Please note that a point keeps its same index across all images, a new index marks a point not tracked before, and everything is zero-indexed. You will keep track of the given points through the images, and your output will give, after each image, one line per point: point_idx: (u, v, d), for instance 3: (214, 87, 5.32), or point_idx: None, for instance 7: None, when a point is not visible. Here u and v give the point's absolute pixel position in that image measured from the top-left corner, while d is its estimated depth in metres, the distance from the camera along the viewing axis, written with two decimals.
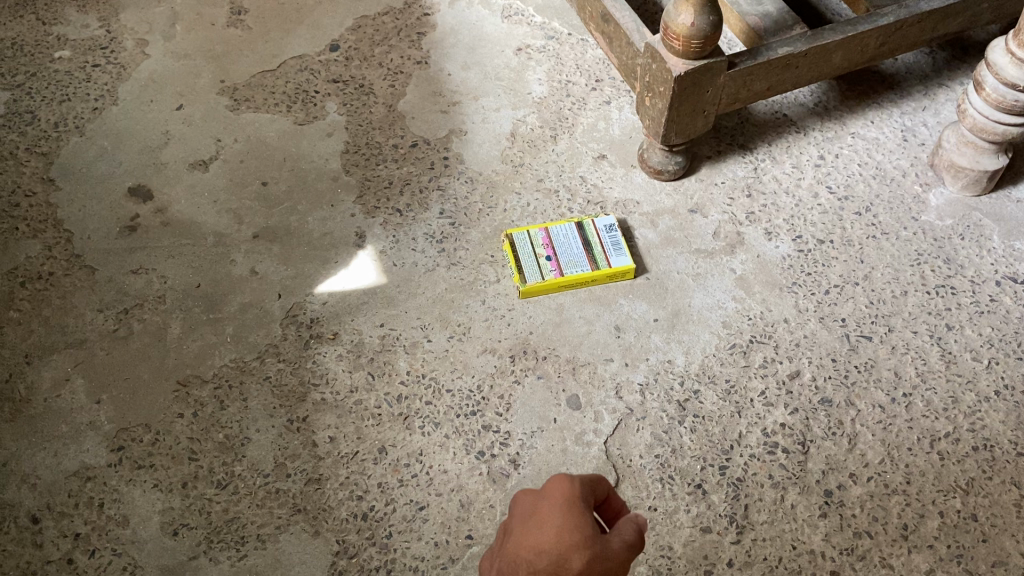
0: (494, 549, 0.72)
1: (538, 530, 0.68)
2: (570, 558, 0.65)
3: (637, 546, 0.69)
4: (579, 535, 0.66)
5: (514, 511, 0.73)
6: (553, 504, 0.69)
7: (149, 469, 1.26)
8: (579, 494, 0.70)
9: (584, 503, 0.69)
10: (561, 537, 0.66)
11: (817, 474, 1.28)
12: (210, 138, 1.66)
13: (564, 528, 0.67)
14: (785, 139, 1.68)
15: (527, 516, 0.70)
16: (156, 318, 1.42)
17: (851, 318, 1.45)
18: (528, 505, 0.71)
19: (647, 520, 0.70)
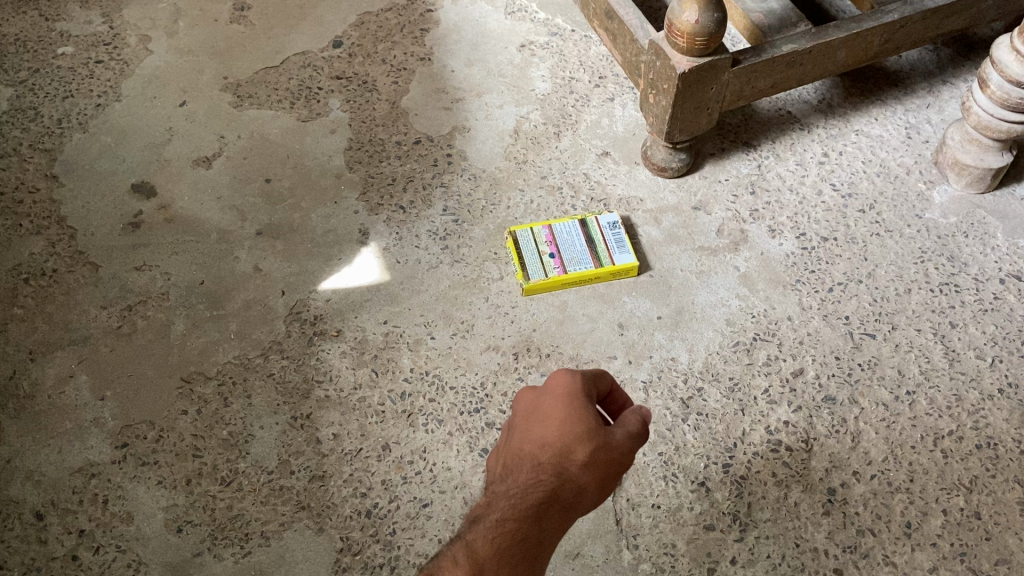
0: (507, 432, 0.89)
1: (545, 423, 0.86)
2: (574, 449, 0.83)
3: (632, 436, 0.87)
4: (579, 428, 0.84)
5: (523, 401, 0.90)
6: (556, 397, 0.87)
7: (153, 466, 1.27)
8: (580, 390, 0.87)
9: (582, 396, 0.87)
10: (567, 427, 0.84)
11: (820, 472, 1.29)
12: (213, 135, 1.66)
13: (567, 421, 0.84)
14: (789, 136, 1.67)
15: (533, 409, 0.87)
16: (159, 315, 1.42)
17: (855, 316, 1.45)
18: (536, 400, 0.88)
19: (646, 414, 0.89)
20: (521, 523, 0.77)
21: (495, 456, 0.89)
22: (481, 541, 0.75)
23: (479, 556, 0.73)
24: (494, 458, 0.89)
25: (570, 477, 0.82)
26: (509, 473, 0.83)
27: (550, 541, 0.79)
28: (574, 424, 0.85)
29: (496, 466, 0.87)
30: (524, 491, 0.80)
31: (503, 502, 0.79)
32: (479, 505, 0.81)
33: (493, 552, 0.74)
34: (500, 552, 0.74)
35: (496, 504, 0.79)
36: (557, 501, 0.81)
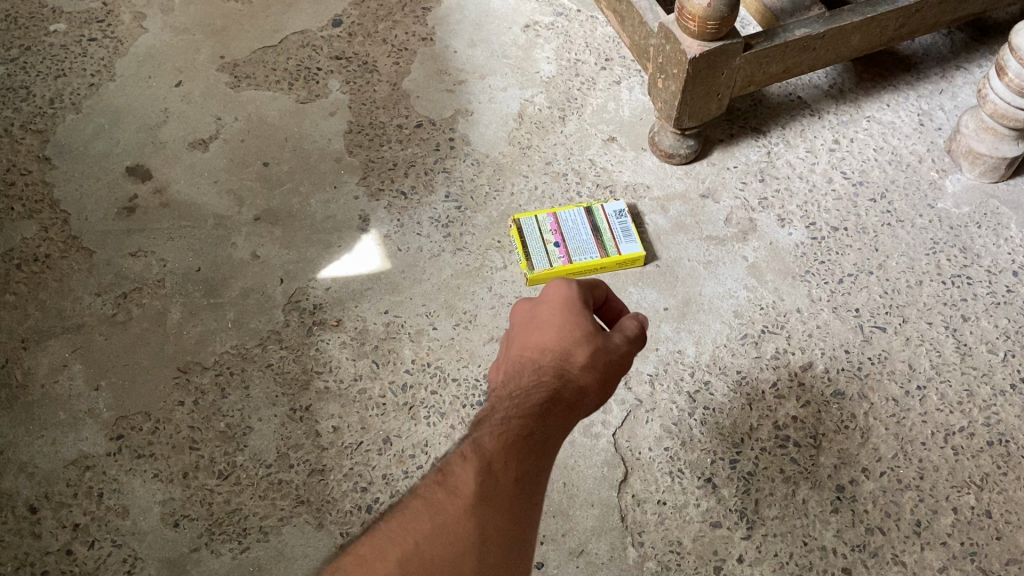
0: (508, 342, 0.97)
1: (545, 330, 0.93)
2: (575, 353, 0.90)
3: (633, 342, 0.94)
4: (579, 334, 0.91)
5: (522, 313, 0.98)
6: (556, 305, 0.95)
7: (148, 458, 1.24)
8: (578, 300, 0.95)
9: (580, 306, 0.95)
10: (567, 333, 0.92)
11: (828, 468, 1.26)
12: (210, 117, 1.61)
13: (567, 328, 0.92)
14: (799, 122, 1.64)
15: (533, 319, 0.95)
16: (155, 303, 1.39)
17: (865, 308, 1.42)
18: (536, 309, 0.96)
19: (645, 319, 0.96)
20: (527, 419, 0.83)
21: (497, 364, 0.96)
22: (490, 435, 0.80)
23: (487, 450, 0.78)
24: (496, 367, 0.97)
25: (571, 377, 0.89)
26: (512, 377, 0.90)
27: (554, 437, 0.85)
28: (573, 330, 0.93)
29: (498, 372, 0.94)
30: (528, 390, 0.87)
31: (507, 400, 0.85)
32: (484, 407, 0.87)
33: (502, 445, 0.79)
34: (508, 444, 0.80)
35: (501, 403, 0.85)
36: (560, 400, 0.87)
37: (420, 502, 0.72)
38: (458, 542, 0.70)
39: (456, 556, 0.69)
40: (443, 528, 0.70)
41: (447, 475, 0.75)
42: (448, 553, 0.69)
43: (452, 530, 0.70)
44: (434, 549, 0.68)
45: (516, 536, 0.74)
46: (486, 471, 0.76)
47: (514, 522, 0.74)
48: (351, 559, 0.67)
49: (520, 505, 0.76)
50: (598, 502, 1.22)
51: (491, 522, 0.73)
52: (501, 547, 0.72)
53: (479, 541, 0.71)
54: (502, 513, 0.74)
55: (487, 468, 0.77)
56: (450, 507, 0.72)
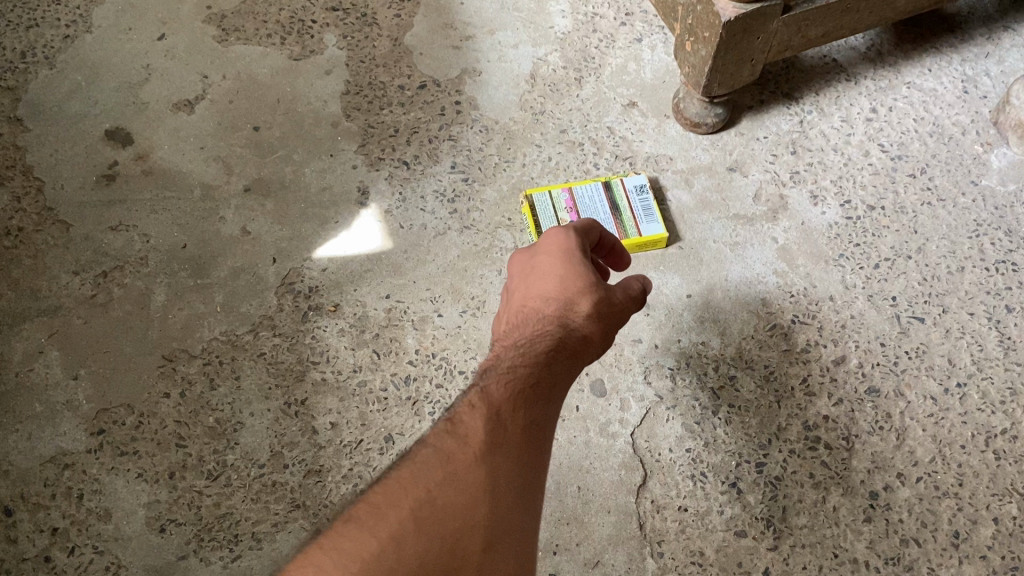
0: (510, 300, 1.05)
1: (546, 280, 1.02)
2: (577, 303, 0.98)
3: (629, 293, 1.03)
4: (580, 286, 1.00)
5: (522, 270, 1.06)
6: (555, 261, 1.03)
7: (132, 456, 1.15)
8: (578, 251, 1.04)
9: (579, 257, 1.04)
10: (567, 286, 1.00)
11: (861, 473, 1.18)
12: (196, 74, 1.48)
13: (568, 280, 1.01)
14: (834, 88, 1.51)
15: (535, 270, 1.04)
16: (138, 283, 1.29)
17: (903, 297, 1.32)
18: (536, 266, 1.04)
19: (648, 281, 1.05)
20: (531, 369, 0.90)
21: (501, 319, 1.04)
22: (496, 387, 0.86)
23: (495, 400, 0.84)
24: (500, 322, 1.05)
25: (572, 328, 0.97)
26: (515, 331, 0.98)
27: (558, 383, 0.92)
28: (574, 284, 1.00)
29: (502, 326, 1.02)
30: (532, 341, 0.94)
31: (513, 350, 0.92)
32: (490, 360, 0.93)
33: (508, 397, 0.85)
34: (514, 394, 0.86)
35: (507, 355, 0.92)
36: (564, 348, 0.94)
37: (432, 453, 0.77)
38: (466, 490, 0.74)
39: (467, 504, 0.73)
40: (455, 475, 0.75)
41: (457, 425, 0.81)
42: (459, 499, 0.73)
43: (464, 477, 0.75)
44: (447, 496, 0.73)
45: (524, 484, 0.78)
46: (493, 420, 0.82)
47: (523, 470, 0.79)
48: (366, 509, 0.71)
49: (528, 450, 0.81)
50: (615, 509, 1.14)
51: (500, 470, 0.77)
52: (510, 492, 0.76)
53: (489, 485, 0.75)
54: (510, 456, 0.79)
55: (495, 417, 0.82)
56: (462, 454, 0.77)
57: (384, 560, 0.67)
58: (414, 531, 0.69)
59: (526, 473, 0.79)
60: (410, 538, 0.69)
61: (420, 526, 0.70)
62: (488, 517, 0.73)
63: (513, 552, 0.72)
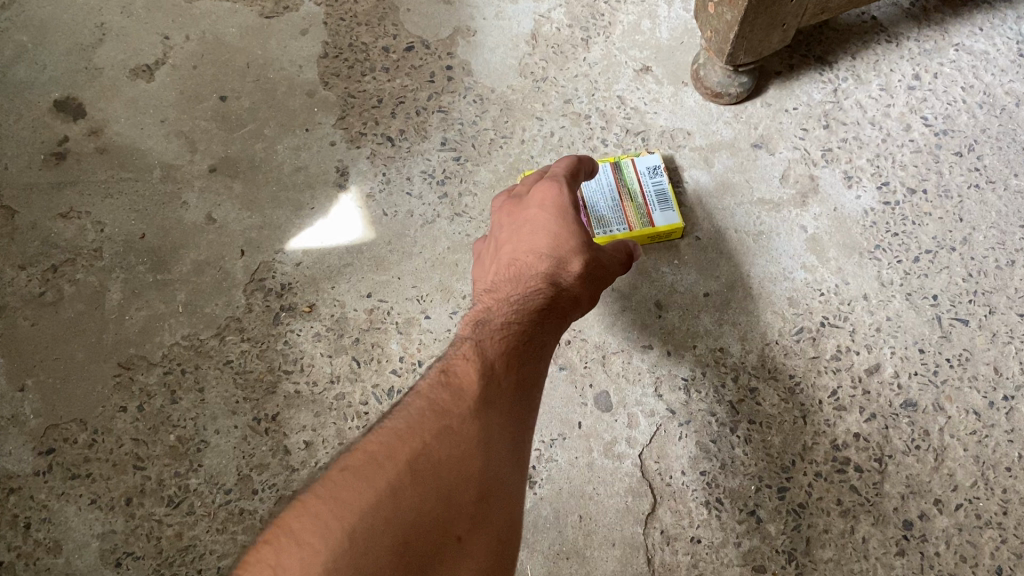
0: (498, 249, 1.04)
1: (540, 235, 1.00)
2: (569, 262, 0.98)
3: (622, 254, 1.01)
4: (574, 246, 0.98)
5: (512, 218, 1.05)
6: (547, 212, 1.01)
7: (84, 480, 1.04)
8: (572, 207, 1.01)
9: (573, 213, 1.01)
10: (560, 243, 0.99)
11: (895, 500, 1.06)
12: (155, 35, 1.32)
13: (562, 238, 0.99)
14: (873, 51, 1.34)
15: (529, 221, 1.02)
16: (90, 278, 1.15)
17: (944, 296, 1.18)
18: (526, 217, 1.03)
19: (640, 248, 1.04)
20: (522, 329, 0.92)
21: (491, 265, 1.04)
22: (488, 346, 0.88)
23: (488, 358, 0.87)
24: (489, 266, 1.05)
25: (563, 288, 0.97)
26: (506, 286, 0.98)
27: (547, 341, 0.95)
28: (567, 240, 0.99)
29: (491, 277, 1.02)
30: (523, 301, 0.95)
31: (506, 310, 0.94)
32: (480, 314, 0.95)
33: (499, 356, 0.87)
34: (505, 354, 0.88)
35: (499, 312, 0.94)
36: (553, 308, 0.96)
37: (427, 406, 0.78)
38: (461, 444, 0.75)
39: (463, 456, 0.74)
40: (450, 431, 0.76)
41: (449, 381, 0.83)
42: (454, 453, 0.74)
43: (458, 432, 0.76)
44: (442, 449, 0.74)
45: (514, 442, 0.80)
46: (486, 377, 0.84)
47: (512, 430, 0.81)
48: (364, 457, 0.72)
49: (518, 410, 0.84)
50: (620, 541, 1.04)
51: (492, 427, 0.79)
52: (502, 450, 0.78)
53: (483, 440, 0.77)
54: (501, 415, 0.81)
55: (488, 375, 0.84)
56: (455, 411, 0.78)
57: (383, 510, 0.68)
58: (412, 480, 0.71)
59: (515, 432, 0.82)
60: (408, 489, 0.70)
61: (419, 476, 0.71)
62: (483, 472, 0.74)
63: (506, 508, 0.74)
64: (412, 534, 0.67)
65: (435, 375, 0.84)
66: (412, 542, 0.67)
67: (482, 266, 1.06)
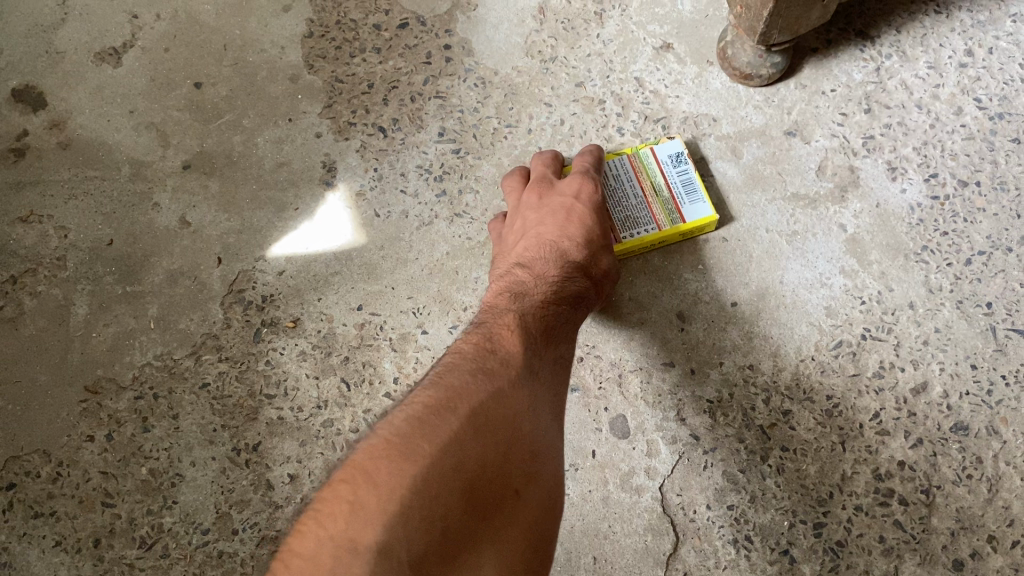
0: (521, 228, 0.99)
1: (573, 221, 0.97)
2: (599, 258, 0.95)
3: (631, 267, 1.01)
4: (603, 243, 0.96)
5: (538, 201, 1.00)
6: (583, 203, 0.98)
7: (48, 519, 0.95)
8: (604, 207, 0.99)
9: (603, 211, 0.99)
10: (592, 234, 0.96)
11: (944, 536, 0.96)
12: (122, 13, 1.19)
13: (594, 231, 0.96)
14: (922, 22, 1.19)
15: (561, 207, 0.98)
16: (54, 291, 1.05)
17: (1000, 303, 1.05)
18: (556, 205, 0.99)
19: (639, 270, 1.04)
20: (561, 296, 0.90)
21: (511, 241, 0.99)
22: (530, 311, 0.86)
23: (532, 323, 0.84)
24: (508, 241, 0.99)
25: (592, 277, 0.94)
26: (541, 260, 0.94)
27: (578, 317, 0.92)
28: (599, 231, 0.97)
29: (515, 251, 0.97)
30: (560, 276, 0.92)
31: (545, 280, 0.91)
32: (516, 280, 0.92)
33: (540, 322, 0.85)
34: (547, 321, 0.86)
35: (536, 282, 0.91)
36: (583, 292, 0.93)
37: (475, 365, 0.76)
38: (517, 403, 0.73)
39: (518, 415, 0.72)
40: (503, 390, 0.74)
41: (497, 342, 0.80)
42: (510, 411, 0.72)
43: (512, 392, 0.74)
44: (498, 407, 0.72)
45: (557, 406, 0.79)
46: (532, 341, 0.82)
47: (556, 394, 0.79)
48: (421, 408, 0.70)
49: (559, 375, 0.82)
50: None
51: (540, 391, 0.77)
52: (549, 413, 0.76)
53: (533, 401, 0.75)
54: (546, 382, 0.79)
55: (533, 340, 0.82)
56: (506, 372, 0.76)
57: (448, 458, 0.66)
58: (473, 432, 0.69)
59: (558, 395, 0.80)
60: (469, 439, 0.68)
61: (478, 430, 0.69)
62: (535, 430, 0.73)
63: (554, 469, 0.73)
64: (475, 484, 0.66)
65: (477, 337, 0.81)
66: (478, 492, 0.66)
67: (500, 242, 1.01)
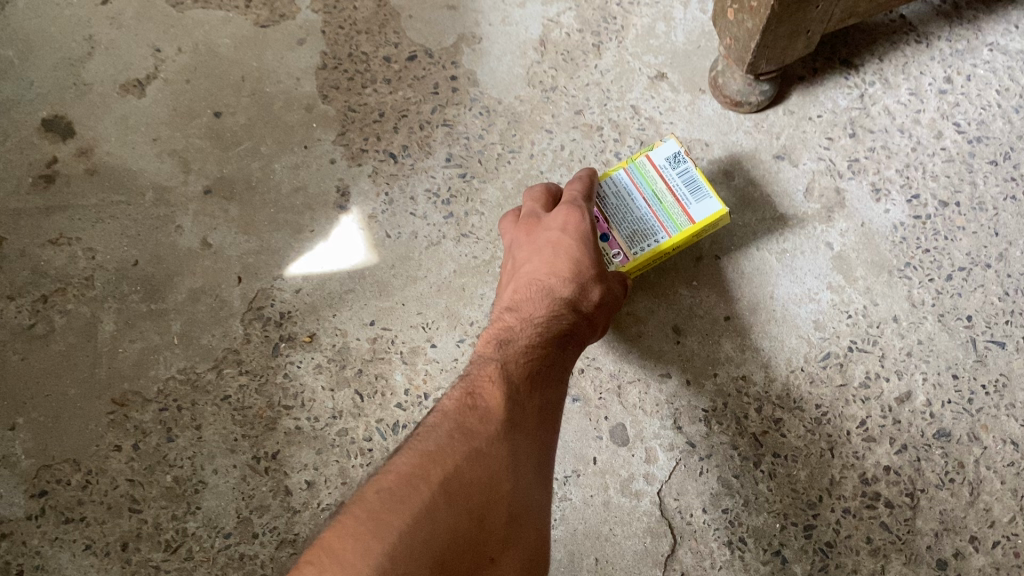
0: (515, 270, 0.99)
1: (561, 258, 0.95)
2: (590, 291, 0.93)
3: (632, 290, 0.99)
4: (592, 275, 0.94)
5: (530, 239, 1.00)
6: (570, 232, 0.96)
7: (78, 524, 1.00)
8: (592, 237, 0.96)
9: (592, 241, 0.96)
10: (581, 268, 0.94)
11: (928, 537, 1.01)
12: (146, 47, 1.26)
13: (582, 264, 0.94)
14: (903, 51, 1.26)
15: (549, 245, 0.97)
16: (82, 309, 1.11)
17: (979, 316, 1.11)
18: (544, 241, 0.98)
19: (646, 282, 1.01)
20: (547, 341, 0.90)
21: (507, 285, 0.99)
22: (512, 362, 0.86)
23: (513, 377, 0.85)
24: (506, 285, 1.00)
25: (583, 315, 0.93)
26: (529, 303, 0.94)
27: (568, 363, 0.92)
28: (589, 262, 0.95)
29: (507, 297, 0.97)
30: (547, 318, 0.92)
31: (531, 328, 0.91)
32: (503, 329, 0.91)
33: (523, 374, 0.85)
34: (530, 373, 0.86)
35: (522, 328, 0.91)
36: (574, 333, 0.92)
37: (454, 427, 0.76)
38: (494, 464, 0.74)
39: (492, 479, 0.73)
40: (480, 451, 0.75)
41: (477, 400, 0.80)
42: (485, 474, 0.73)
43: (488, 454, 0.75)
44: (473, 471, 0.73)
45: (540, 462, 0.80)
46: (513, 396, 0.82)
47: (538, 450, 0.80)
48: (393, 479, 0.71)
49: (542, 430, 0.83)
50: None
51: (520, 447, 0.78)
52: (530, 472, 0.77)
53: (511, 462, 0.76)
54: (528, 437, 0.80)
55: (515, 395, 0.82)
56: (484, 431, 0.77)
57: (419, 531, 0.67)
58: (445, 502, 0.70)
59: (541, 451, 0.81)
60: (441, 510, 0.69)
61: (450, 498, 0.70)
62: (512, 493, 0.74)
63: (535, 529, 0.74)
64: (448, 555, 0.67)
65: (459, 394, 0.82)
66: (449, 564, 0.66)
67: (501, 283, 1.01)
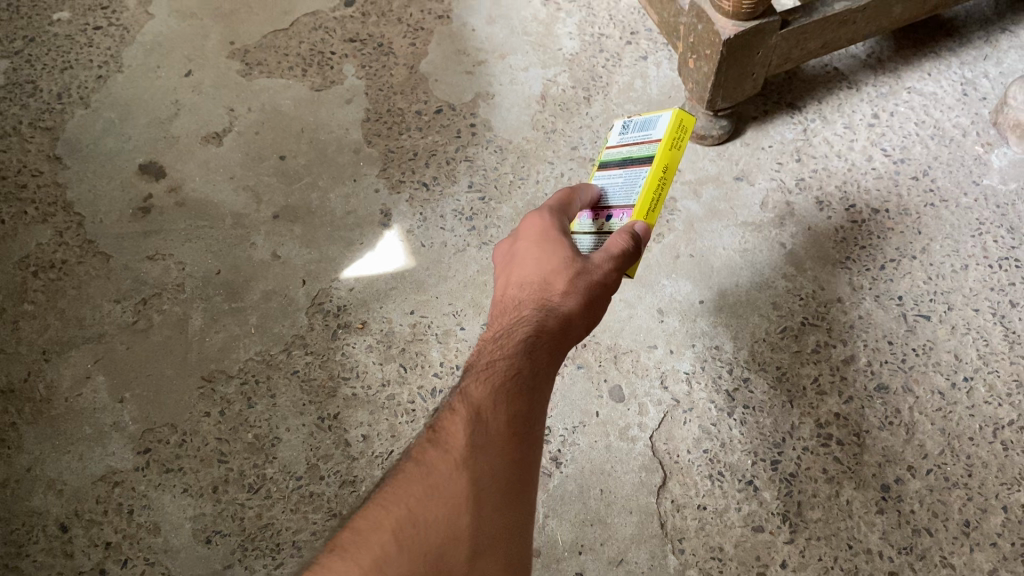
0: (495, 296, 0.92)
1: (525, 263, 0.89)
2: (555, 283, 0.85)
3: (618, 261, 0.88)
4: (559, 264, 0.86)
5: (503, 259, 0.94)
6: (531, 239, 0.91)
7: (177, 472, 1.22)
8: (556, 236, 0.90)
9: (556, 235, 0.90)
10: (546, 264, 0.87)
11: (873, 467, 1.22)
12: (222, 108, 1.55)
13: (547, 259, 0.87)
14: (837, 96, 1.56)
15: (513, 256, 0.91)
16: (175, 308, 1.36)
17: (909, 296, 1.36)
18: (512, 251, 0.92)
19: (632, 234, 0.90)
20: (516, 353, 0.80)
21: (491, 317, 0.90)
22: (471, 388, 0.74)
23: (475, 399, 0.72)
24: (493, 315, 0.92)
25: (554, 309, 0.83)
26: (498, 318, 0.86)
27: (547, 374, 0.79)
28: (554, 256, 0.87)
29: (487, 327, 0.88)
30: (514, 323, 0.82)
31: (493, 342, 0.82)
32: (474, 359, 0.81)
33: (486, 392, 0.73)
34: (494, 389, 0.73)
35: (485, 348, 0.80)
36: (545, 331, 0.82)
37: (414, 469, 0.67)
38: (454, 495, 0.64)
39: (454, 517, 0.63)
40: (435, 488, 0.64)
41: (437, 437, 0.69)
42: (442, 515, 0.63)
43: (444, 489, 0.64)
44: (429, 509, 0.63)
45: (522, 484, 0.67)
46: (476, 417, 0.70)
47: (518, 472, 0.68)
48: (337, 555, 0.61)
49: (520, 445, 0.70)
50: (636, 509, 1.20)
51: (492, 467, 0.67)
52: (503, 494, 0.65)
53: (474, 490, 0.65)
54: (497, 456, 0.68)
55: (478, 415, 0.70)
56: (443, 463, 0.66)
57: None
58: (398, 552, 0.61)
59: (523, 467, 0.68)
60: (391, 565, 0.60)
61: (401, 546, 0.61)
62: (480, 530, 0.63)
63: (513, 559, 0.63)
64: None
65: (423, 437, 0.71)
66: None
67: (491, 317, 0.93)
